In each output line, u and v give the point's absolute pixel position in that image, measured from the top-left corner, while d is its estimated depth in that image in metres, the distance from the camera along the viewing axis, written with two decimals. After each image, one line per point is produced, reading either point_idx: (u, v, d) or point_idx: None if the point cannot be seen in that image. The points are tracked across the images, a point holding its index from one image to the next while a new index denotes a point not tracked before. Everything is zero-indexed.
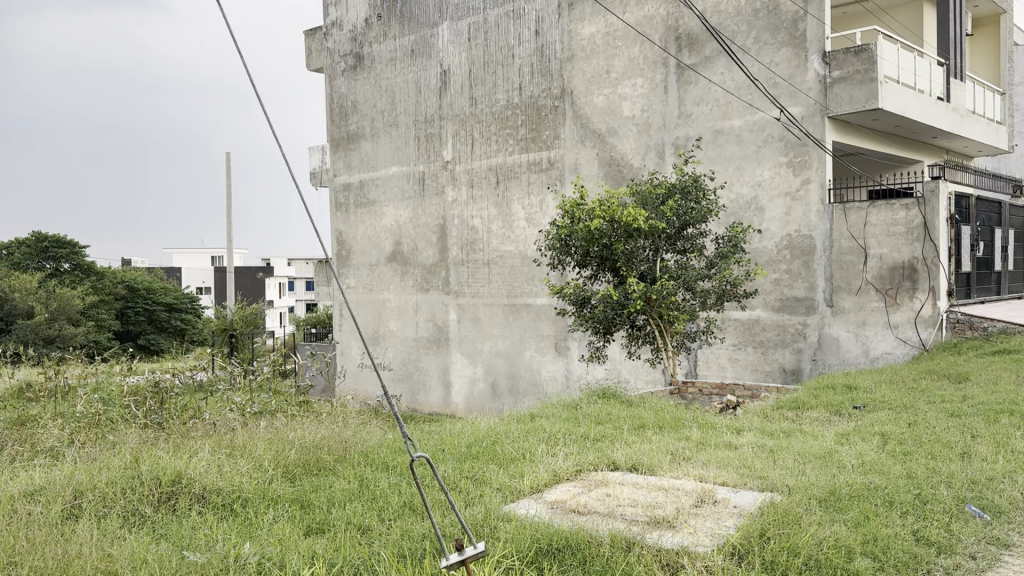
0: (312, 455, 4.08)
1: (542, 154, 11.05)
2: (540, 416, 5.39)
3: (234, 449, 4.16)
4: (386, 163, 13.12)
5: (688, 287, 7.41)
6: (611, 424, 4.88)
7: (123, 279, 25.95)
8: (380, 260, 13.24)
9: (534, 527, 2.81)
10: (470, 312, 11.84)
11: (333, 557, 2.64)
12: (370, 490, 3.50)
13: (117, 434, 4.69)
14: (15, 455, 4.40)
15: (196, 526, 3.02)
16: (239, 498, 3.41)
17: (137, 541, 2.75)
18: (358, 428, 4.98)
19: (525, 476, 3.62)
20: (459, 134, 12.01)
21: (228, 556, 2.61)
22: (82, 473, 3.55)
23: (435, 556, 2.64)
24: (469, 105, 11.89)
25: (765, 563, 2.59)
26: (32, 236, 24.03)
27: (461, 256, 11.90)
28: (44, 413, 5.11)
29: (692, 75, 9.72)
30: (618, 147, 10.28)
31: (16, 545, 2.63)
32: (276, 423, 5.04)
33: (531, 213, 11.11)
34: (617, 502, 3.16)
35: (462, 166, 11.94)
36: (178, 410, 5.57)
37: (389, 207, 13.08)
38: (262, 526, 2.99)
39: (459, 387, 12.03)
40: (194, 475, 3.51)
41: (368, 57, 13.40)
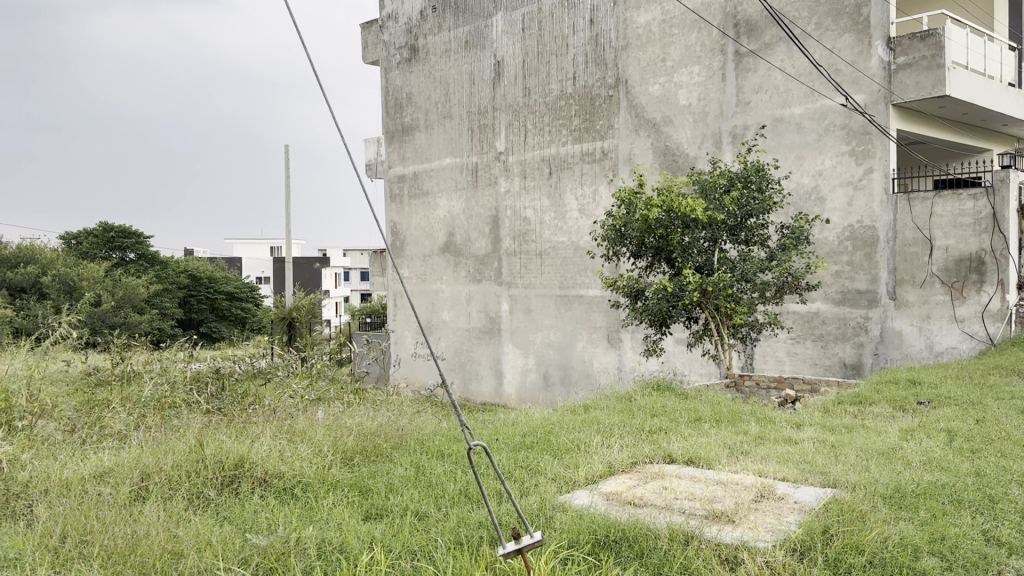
0: (369, 441, 4.13)
1: (596, 145, 10.97)
2: (594, 407, 5.36)
3: (294, 435, 4.24)
4: (439, 154, 13.19)
5: (746, 279, 7.27)
6: (666, 416, 4.84)
7: (186, 268, 26.65)
8: (433, 251, 13.32)
9: (589, 518, 2.79)
10: (522, 303, 11.84)
11: (392, 543, 2.67)
12: (426, 477, 3.53)
13: (182, 419, 4.84)
14: (87, 436, 4.57)
15: (258, 510, 3.09)
16: (299, 482, 3.47)
17: (203, 523, 2.81)
18: (414, 416, 5.04)
19: (579, 467, 3.60)
20: (512, 124, 11.98)
21: (289, 539, 2.65)
22: (149, 455, 3.65)
23: (491, 544, 2.66)
24: (522, 95, 11.87)
25: (828, 560, 2.53)
26: (100, 226, 24.86)
27: (514, 247, 11.90)
28: (111, 396, 5.28)
29: (751, 63, 9.52)
30: (674, 136, 10.13)
31: (87, 526, 2.72)
32: (332, 410, 5.12)
33: (584, 204, 11.04)
34: (674, 495, 3.13)
35: (515, 156, 11.92)
36: (237, 397, 5.70)
37: (442, 197, 13.15)
38: (322, 510, 3.04)
39: (511, 377, 12.05)
40: (256, 459, 3.59)
41: (423, 49, 13.47)
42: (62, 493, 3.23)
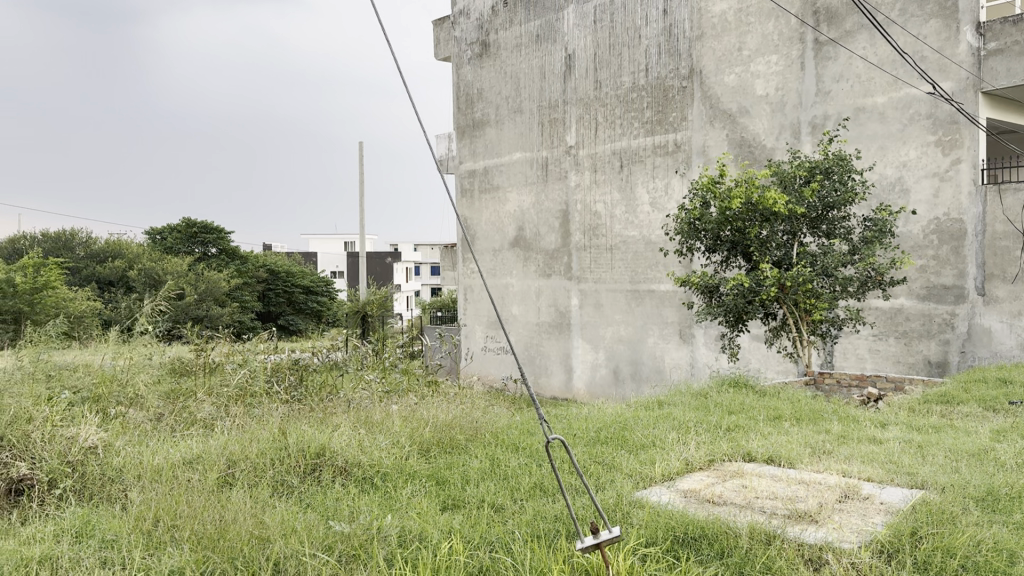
0: (445, 433, 4.18)
1: (668, 137, 10.81)
2: (669, 403, 5.31)
3: (371, 425, 4.33)
4: (510, 149, 13.21)
5: (827, 273, 7.07)
6: (744, 414, 4.75)
7: (265, 262, 27.44)
8: (503, 246, 13.37)
9: (668, 515, 2.77)
10: (592, 298, 11.77)
11: (470, 533, 2.69)
12: (502, 470, 3.55)
13: (264, 408, 4.98)
14: (175, 424, 4.75)
15: (339, 498, 3.16)
16: (378, 472, 3.54)
17: (287, 510, 2.90)
18: (487, 409, 5.08)
19: (657, 463, 3.57)
20: (583, 118, 11.92)
21: (370, 528, 2.71)
22: (235, 443, 3.78)
23: (569, 538, 2.65)
24: (594, 88, 11.78)
25: (917, 563, 2.44)
26: (183, 222, 25.83)
27: (584, 241, 11.85)
28: (196, 385, 5.48)
29: (831, 51, 9.25)
30: (750, 128, 9.90)
31: (177, 510, 2.82)
32: (408, 402, 5.19)
33: (656, 197, 10.91)
34: (755, 494, 3.07)
35: (585, 150, 11.86)
36: (315, 387, 5.84)
37: (513, 192, 13.18)
38: (401, 499, 3.09)
39: (581, 371, 12.00)
40: (337, 449, 3.68)
41: (494, 44, 13.49)
42: (154, 479, 3.36)
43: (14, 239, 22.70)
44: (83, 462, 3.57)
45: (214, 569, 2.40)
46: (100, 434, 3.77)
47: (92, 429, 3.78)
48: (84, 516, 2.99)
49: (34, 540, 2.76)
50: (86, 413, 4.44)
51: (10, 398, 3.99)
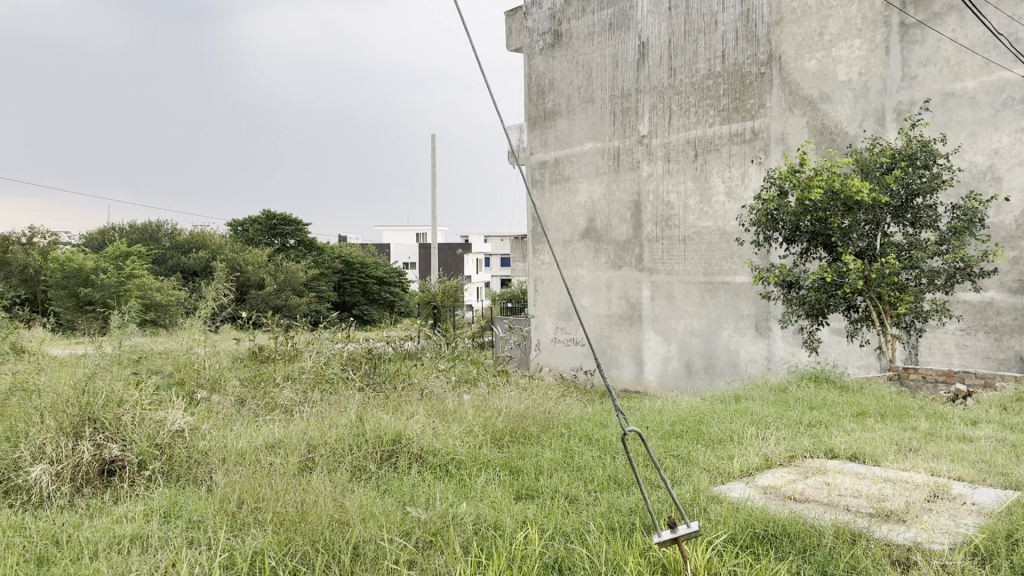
0: (518, 423, 4.20)
1: (745, 125, 10.54)
2: (746, 397, 5.21)
3: (445, 414, 4.38)
4: (582, 140, 13.13)
5: (913, 265, 6.80)
6: (826, 410, 4.62)
7: (341, 254, 28.06)
8: (573, 237, 13.31)
9: (747, 511, 2.72)
10: (664, 290, 11.61)
11: (544, 524, 2.69)
12: (575, 461, 3.54)
13: (341, 395, 5.10)
14: (257, 409, 4.90)
15: (416, 485, 3.20)
16: (453, 460, 3.58)
17: (366, 495, 2.95)
18: (559, 400, 5.07)
19: (734, 458, 3.51)
20: (657, 107, 11.74)
21: (446, 514, 2.74)
22: (315, 429, 3.88)
23: (646, 531, 2.63)
24: (668, 76, 11.58)
25: (1013, 566, 2.32)
26: (263, 214, 26.63)
27: (656, 232, 11.69)
28: (275, 372, 5.64)
29: (918, 34, 8.88)
30: (831, 115, 9.59)
31: (260, 493, 2.89)
32: (480, 391, 5.24)
33: (731, 187, 10.66)
34: (838, 491, 2.99)
35: (659, 140, 11.69)
36: (389, 375, 5.93)
37: (584, 183, 13.10)
38: (476, 488, 3.12)
39: (653, 364, 11.84)
40: (412, 436, 3.74)
41: (566, 33, 13.41)
42: (238, 462, 3.47)
43: (105, 230, 23.78)
44: (171, 445, 3.71)
45: (296, 551, 2.45)
46: (186, 418, 3.91)
47: (179, 413, 3.91)
48: (171, 497, 3.11)
49: (126, 519, 2.88)
50: (173, 397, 4.63)
51: (103, 379, 4.19)
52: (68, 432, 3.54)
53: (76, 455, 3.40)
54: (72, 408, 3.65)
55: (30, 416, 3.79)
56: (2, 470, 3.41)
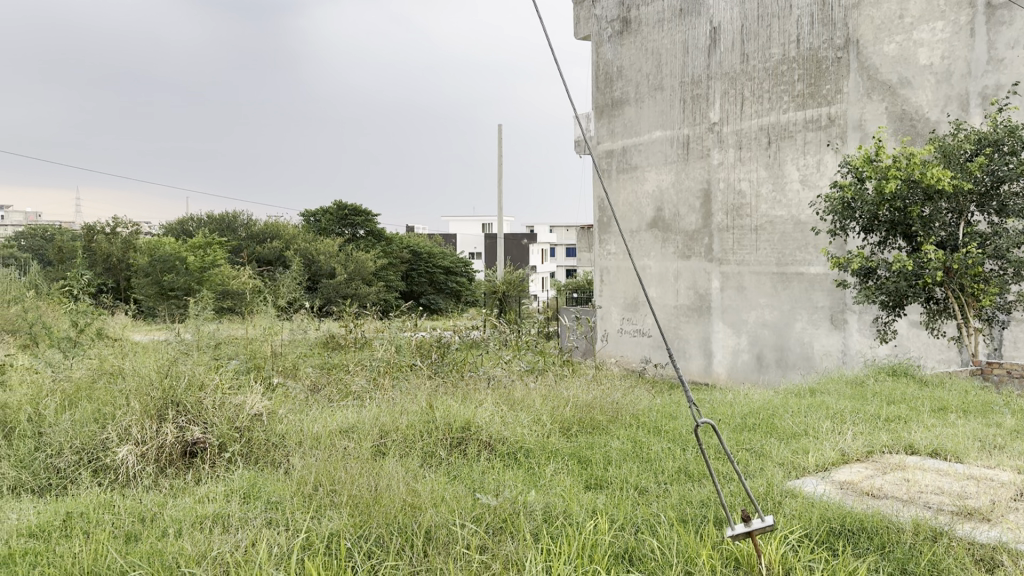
0: (586, 413, 4.20)
1: (821, 111, 10.22)
2: (820, 391, 5.09)
3: (513, 402, 4.42)
4: (650, 128, 12.90)
5: (998, 256, 6.51)
6: (905, 405, 4.47)
7: (408, 244, 28.44)
8: (640, 227, 13.09)
9: (823, 506, 2.66)
10: (734, 280, 11.32)
11: (616, 514, 2.68)
12: (644, 451, 3.53)
13: (412, 383, 5.18)
14: (330, 394, 5.01)
15: (486, 471, 3.24)
16: (522, 448, 3.60)
17: (438, 480, 3.00)
18: (628, 391, 5.04)
19: (809, 452, 3.43)
20: (728, 93, 11.47)
21: (516, 502, 2.76)
22: (386, 415, 3.95)
23: (719, 523, 2.60)
24: (740, 61, 11.28)
25: None
26: (334, 205, 27.18)
27: (726, 222, 11.42)
28: (347, 359, 5.77)
29: (1004, 15, 8.38)
30: (912, 100, 9.21)
31: (336, 475, 2.97)
32: (548, 380, 5.24)
33: (806, 175, 10.37)
34: (918, 488, 2.90)
35: (730, 127, 11.40)
36: (456, 363, 5.98)
37: (651, 171, 12.87)
38: (546, 476, 3.14)
39: (722, 356, 11.59)
40: (481, 424, 3.77)
41: (636, 21, 13.21)
42: (313, 446, 3.57)
43: (184, 221, 24.61)
44: (250, 429, 3.82)
45: (370, 533, 2.50)
46: (263, 402, 4.03)
47: (258, 397, 4.04)
48: (250, 479, 3.21)
49: (208, 499, 2.98)
50: (251, 383, 4.77)
51: (186, 363, 4.34)
52: (152, 414, 3.67)
53: (161, 437, 3.53)
54: (155, 392, 3.79)
55: (116, 399, 3.95)
56: (91, 449, 3.52)
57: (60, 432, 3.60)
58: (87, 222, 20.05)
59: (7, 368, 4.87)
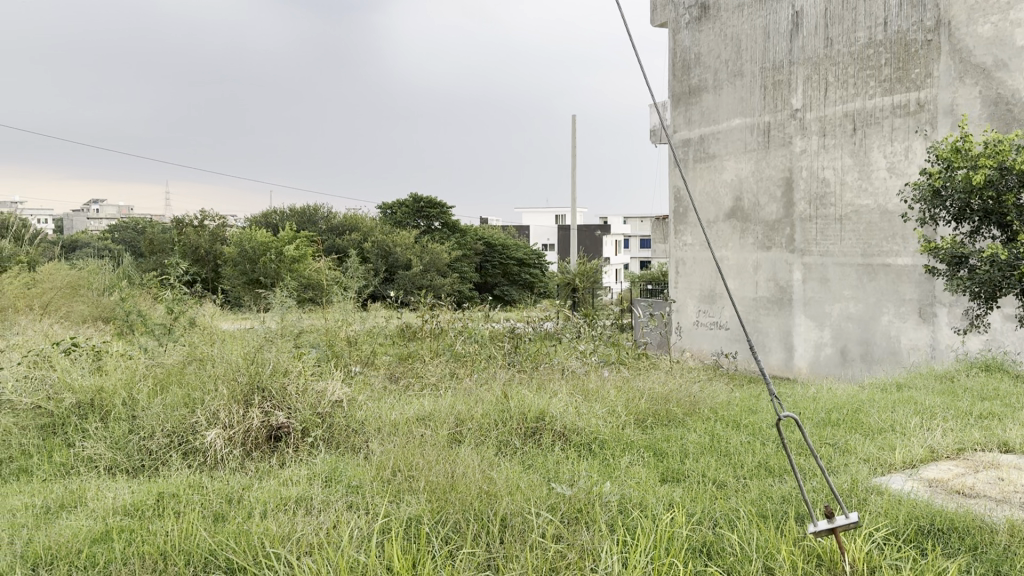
0: (662, 406, 4.15)
1: (910, 96, 9.41)
2: (907, 387, 4.91)
3: (588, 393, 4.42)
4: (728, 116, 12.08)
5: None
6: (999, 401, 4.27)
7: (482, 236, 28.68)
8: (718, 217, 12.29)
9: (911, 504, 2.58)
10: (817, 272, 10.54)
11: (693, 508, 2.64)
12: (722, 446, 3.46)
13: (487, 372, 5.23)
14: (407, 383, 5.10)
15: (560, 461, 3.24)
16: (596, 439, 3.59)
17: (511, 468, 3.03)
18: (704, 384, 4.96)
19: (896, 449, 3.31)
20: (811, 79, 10.61)
21: (591, 492, 2.75)
22: (461, 404, 4.00)
23: (800, 520, 2.55)
24: (824, 46, 10.40)
25: None
26: (410, 198, 27.58)
27: (808, 212, 10.62)
28: (422, 349, 5.84)
29: None
30: (1009, 83, 8.37)
31: (413, 462, 3.02)
32: (622, 372, 5.18)
33: (894, 162, 9.61)
34: (1014, 487, 2.77)
35: (813, 113, 10.55)
36: (530, 354, 5.99)
37: (730, 160, 12.04)
38: (620, 468, 3.11)
39: (803, 350, 10.82)
40: (555, 414, 3.78)
41: (714, 5, 12.39)
42: (392, 432, 3.65)
43: (267, 213, 25.40)
44: (331, 414, 3.93)
45: (447, 519, 2.54)
46: (344, 389, 4.13)
47: (338, 384, 4.14)
48: (332, 464, 3.29)
49: (291, 481, 3.07)
50: (331, 371, 4.88)
51: (269, 351, 4.47)
52: (238, 399, 3.82)
53: (247, 421, 3.65)
54: (243, 378, 3.94)
55: (204, 384, 4.08)
56: (181, 433, 3.65)
57: (152, 416, 3.76)
58: (177, 215, 20.93)
59: (103, 353, 5.11)
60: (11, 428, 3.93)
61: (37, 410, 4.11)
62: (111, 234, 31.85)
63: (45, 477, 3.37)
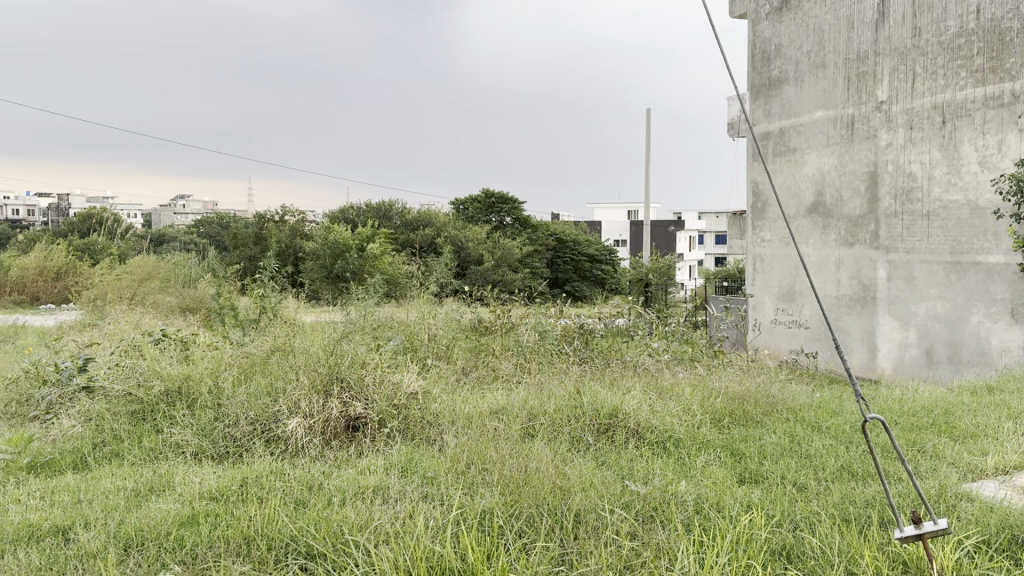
0: (739, 405, 4.08)
1: (1004, 87, 8.44)
2: (1000, 390, 4.69)
3: (663, 391, 4.36)
4: (809, 108, 11.07)
5: None
6: None
7: (554, 232, 28.78)
8: (798, 213, 11.29)
9: (1005, 512, 2.46)
10: (902, 270, 9.57)
11: (771, 509, 2.59)
12: (803, 448, 3.37)
13: (558, 368, 5.21)
14: (479, 376, 5.16)
15: (633, 459, 3.21)
16: (671, 437, 3.55)
17: (585, 465, 3.01)
18: (783, 384, 4.84)
19: (988, 454, 3.17)
20: (897, 70, 9.61)
21: (666, 491, 2.72)
22: (534, 399, 4.02)
23: (883, 525, 2.47)
24: (912, 36, 9.40)
25: None
26: (483, 194, 27.80)
27: (894, 207, 9.64)
28: (494, 344, 5.86)
29: None
30: None
31: (487, 455, 3.04)
32: (696, 371, 5.09)
33: (985, 156, 8.62)
34: None
35: (900, 106, 9.56)
36: (602, 349, 5.98)
37: (811, 154, 11.03)
38: (697, 467, 3.06)
39: (887, 350, 9.85)
40: (629, 411, 3.76)
41: None
42: (466, 425, 3.69)
43: (345, 209, 25.96)
44: (407, 406, 3.99)
45: (521, 512, 2.55)
46: (419, 382, 4.20)
47: (413, 377, 4.21)
48: (408, 454, 3.35)
49: (369, 471, 3.14)
50: (407, 364, 4.96)
51: (347, 343, 4.56)
52: (318, 389, 3.93)
53: (326, 411, 3.75)
54: (322, 368, 4.06)
55: (285, 375, 4.21)
56: (264, 421, 3.78)
57: (236, 404, 3.89)
58: (259, 211, 21.53)
59: (191, 343, 5.31)
60: (104, 414, 4.13)
61: (128, 397, 4.30)
62: (197, 228, 33.12)
63: (135, 462, 3.52)
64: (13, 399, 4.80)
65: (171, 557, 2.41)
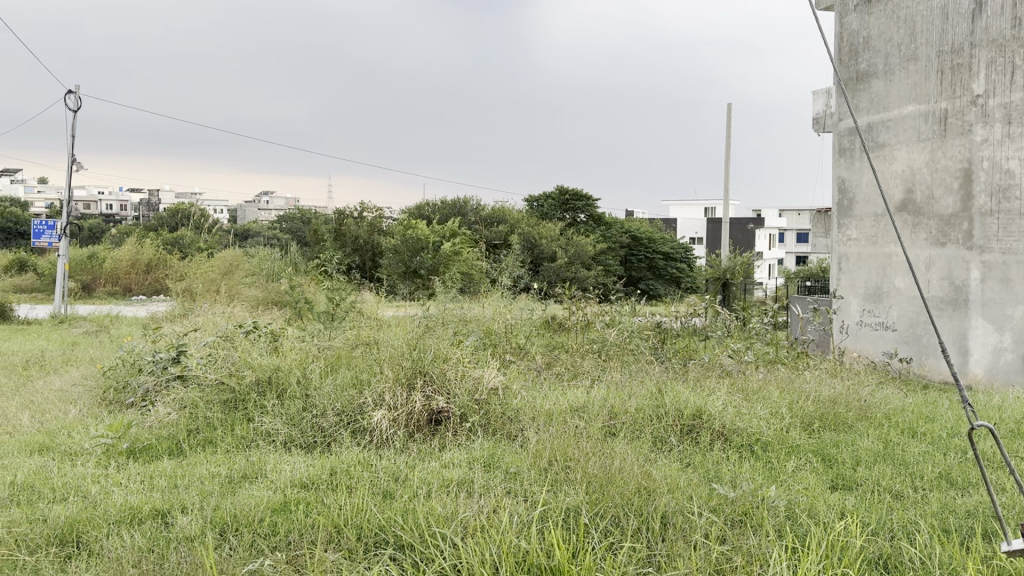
0: (830, 409, 3.97)
1: None
2: None
3: (749, 392, 4.28)
4: (898, 102, 10.38)
5: None
6: None
7: (628, 230, 28.59)
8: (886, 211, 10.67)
9: None
10: (997, 271, 8.90)
11: (866, 516, 2.52)
12: (897, 454, 3.26)
13: (638, 366, 5.16)
14: (560, 374, 5.16)
15: (721, 462, 3.16)
16: (759, 441, 3.48)
17: (671, 467, 2.98)
18: (874, 388, 4.69)
19: None
20: (996, 61, 8.93)
21: (756, 496, 2.67)
22: (615, 397, 3.99)
23: (984, 537, 2.38)
24: (1013, 26, 8.72)
25: None
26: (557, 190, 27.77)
27: (990, 207, 8.98)
28: (573, 341, 5.84)
29: None
30: None
31: (570, 453, 3.03)
32: (781, 372, 4.98)
33: None
34: None
35: (999, 99, 8.88)
36: (681, 349, 5.93)
37: (899, 149, 10.35)
38: (786, 472, 3.00)
39: (980, 355, 9.16)
40: (714, 412, 3.69)
41: None
42: (547, 423, 3.68)
43: (421, 206, 26.29)
44: (489, 401, 4.02)
45: (606, 512, 2.54)
46: (499, 377, 4.22)
47: (494, 372, 4.23)
48: (491, 450, 3.37)
49: (453, 464, 3.18)
50: (487, 359, 4.98)
51: (427, 337, 4.62)
52: (403, 382, 3.99)
53: (410, 404, 3.81)
54: (406, 363, 4.12)
55: (370, 368, 4.28)
56: (350, 412, 3.86)
57: (324, 395, 3.98)
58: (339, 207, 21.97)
59: (279, 335, 5.45)
60: (197, 402, 4.27)
61: (220, 386, 4.44)
62: (280, 224, 34.04)
63: (228, 449, 3.65)
64: (114, 385, 5.03)
65: (265, 543, 2.49)
